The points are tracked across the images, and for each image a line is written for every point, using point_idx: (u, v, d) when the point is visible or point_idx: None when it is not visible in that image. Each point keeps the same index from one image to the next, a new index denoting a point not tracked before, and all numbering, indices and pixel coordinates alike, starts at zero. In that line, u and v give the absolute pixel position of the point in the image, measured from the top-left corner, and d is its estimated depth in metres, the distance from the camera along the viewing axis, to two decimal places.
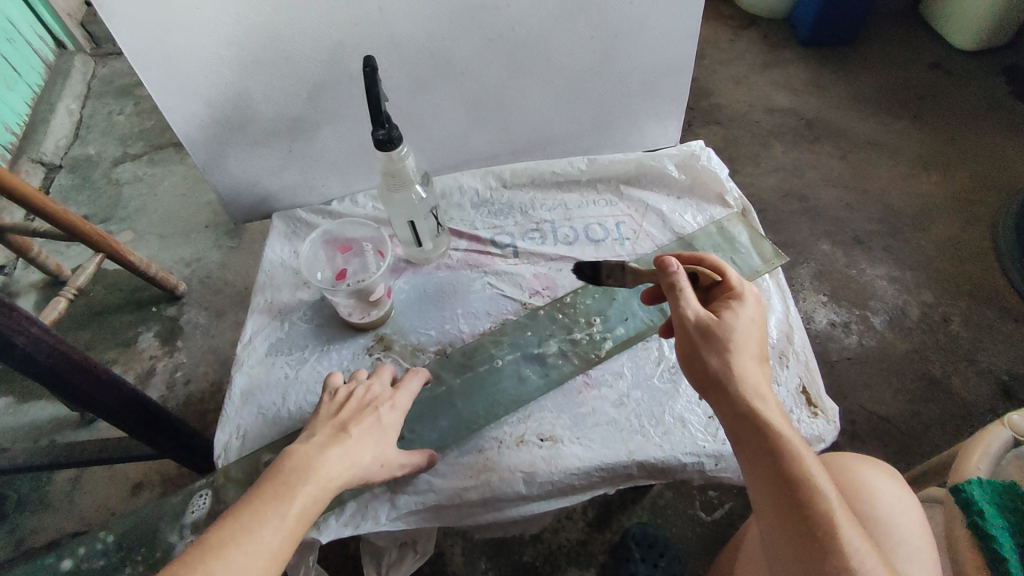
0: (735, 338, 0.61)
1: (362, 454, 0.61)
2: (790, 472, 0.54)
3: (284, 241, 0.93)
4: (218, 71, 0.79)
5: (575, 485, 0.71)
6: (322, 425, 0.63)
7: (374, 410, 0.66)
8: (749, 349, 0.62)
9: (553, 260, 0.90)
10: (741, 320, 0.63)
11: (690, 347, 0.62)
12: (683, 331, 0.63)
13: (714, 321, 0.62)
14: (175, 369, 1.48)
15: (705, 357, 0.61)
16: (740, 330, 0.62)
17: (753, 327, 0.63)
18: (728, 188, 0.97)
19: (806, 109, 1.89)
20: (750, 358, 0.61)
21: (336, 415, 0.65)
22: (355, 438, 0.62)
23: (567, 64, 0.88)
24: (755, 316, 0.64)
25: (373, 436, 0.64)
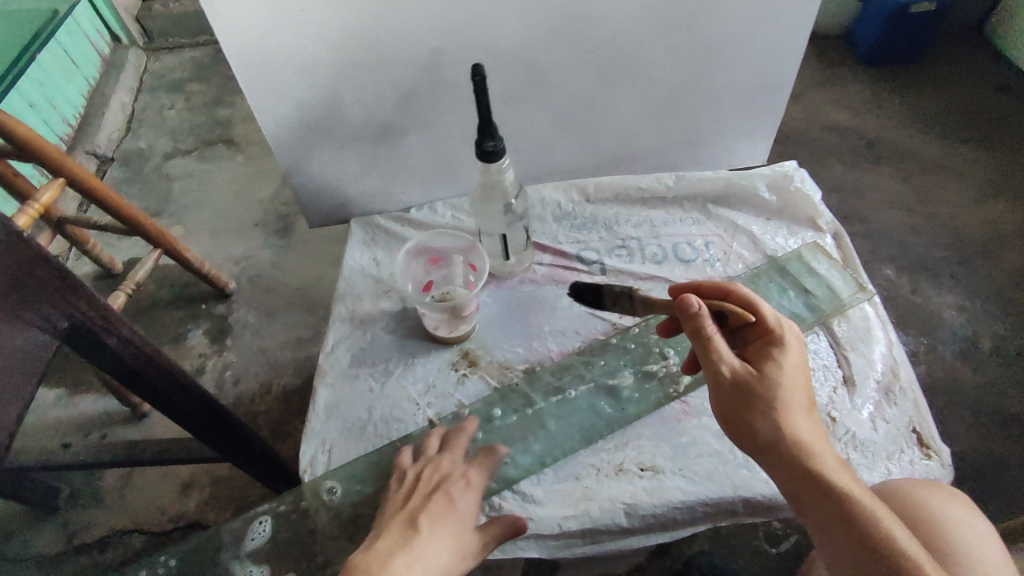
0: (781, 389, 0.58)
1: (437, 554, 0.57)
2: (866, 537, 0.52)
3: (363, 247, 0.91)
4: (314, 74, 0.77)
5: (676, 518, 0.68)
6: (391, 523, 0.60)
7: (446, 495, 0.63)
8: (796, 397, 0.58)
9: (641, 278, 0.87)
10: (782, 368, 0.59)
11: (733, 405, 0.58)
12: (721, 388, 0.59)
13: (756, 372, 0.58)
14: (225, 368, 1.47)
15: (751, 414, 0.57)
16: (785, 377, 0.58)
17: (795, 374, 0.59)
18: (823, 212, 0.93)
19: (867, 128, 1.84)
20: (799, 406, 0.58)
21: (406, 504, 0.63)
22: (425, 536, 0.59)
23: (664, 78, 0.85)
24: (794, 355, 0.61)
25: (447, 526, 0.60)
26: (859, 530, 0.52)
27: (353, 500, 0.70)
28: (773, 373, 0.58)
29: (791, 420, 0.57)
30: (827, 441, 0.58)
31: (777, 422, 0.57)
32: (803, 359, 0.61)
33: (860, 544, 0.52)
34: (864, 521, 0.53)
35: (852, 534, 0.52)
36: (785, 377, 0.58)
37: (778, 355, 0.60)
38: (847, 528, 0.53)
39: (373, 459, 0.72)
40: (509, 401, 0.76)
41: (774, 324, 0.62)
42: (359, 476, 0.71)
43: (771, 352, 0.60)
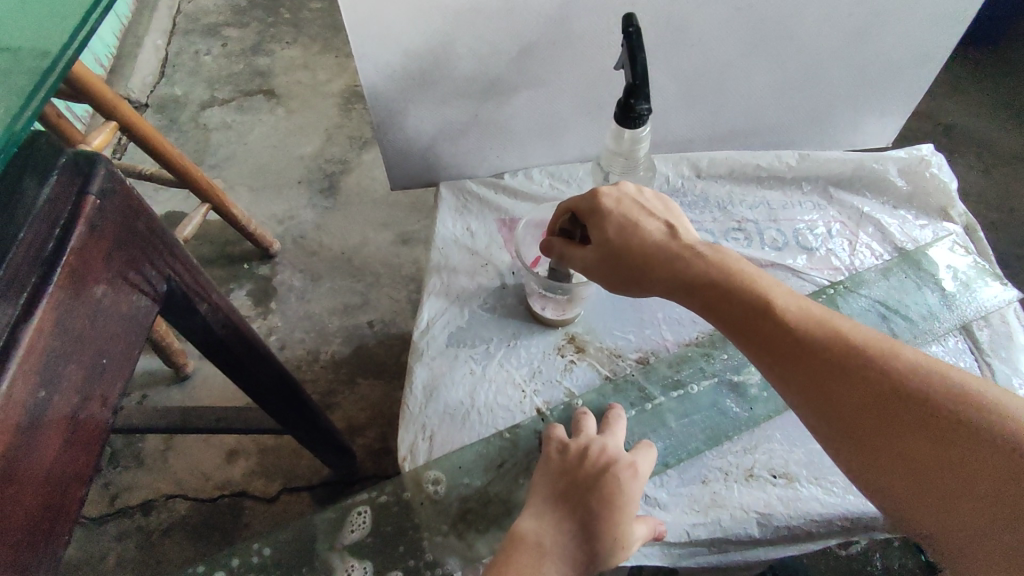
0: (629, 242, 0.59)
1: (602, 540, 0.53)
2: (788, 352, 0.51)
3: (456, 215, 0.84)
4: (430, 17, 0.68)
5: (813, 532, 0.63)
6: (552, 496, 0.56)
7: (615, 478, 0.56)
8: (648, 236, 0.59)
9: (762, 265, 0.80)
10: (609, 219, 0.60)
11: (618, 277, 0.60)
12: (596, 270, 0.61)
13: (600, 239, 0.60)
14: (270, 332, 1.41)
15: (636, 279, 0.59)
16: (624, 231, 0.59)
17: (626, 211, 0.61)
18: (956, 203, 0.85)
19: (946, 114, 1.72)
20: (657, 247, 0.59)
21: (571, 485, 0.56)
22: (590, 518, 0.54)
23: (809, 45, 0.76)
24: (614, 196, 0.61)
25: (617, 515, 0.54)
26: (782, 349, 0.52)
27: (461, 493, 0.64)
28: (614, 228, 0.60)
29: (662, 263, 0.58)
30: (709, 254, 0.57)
31: (655, 278, 0.58)
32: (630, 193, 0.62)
33: (788, 363, 0.51)
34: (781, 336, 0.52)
35: (781, 359, 0.52)
36: (621, 232, 0.59)
37: (602, 208, 0.61)
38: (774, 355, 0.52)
39: (482, 449, 0.66)
40: (625, 393, 0.70)
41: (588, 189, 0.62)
42: (468, 467, 0.65)
43: (598, 213, 0.61)
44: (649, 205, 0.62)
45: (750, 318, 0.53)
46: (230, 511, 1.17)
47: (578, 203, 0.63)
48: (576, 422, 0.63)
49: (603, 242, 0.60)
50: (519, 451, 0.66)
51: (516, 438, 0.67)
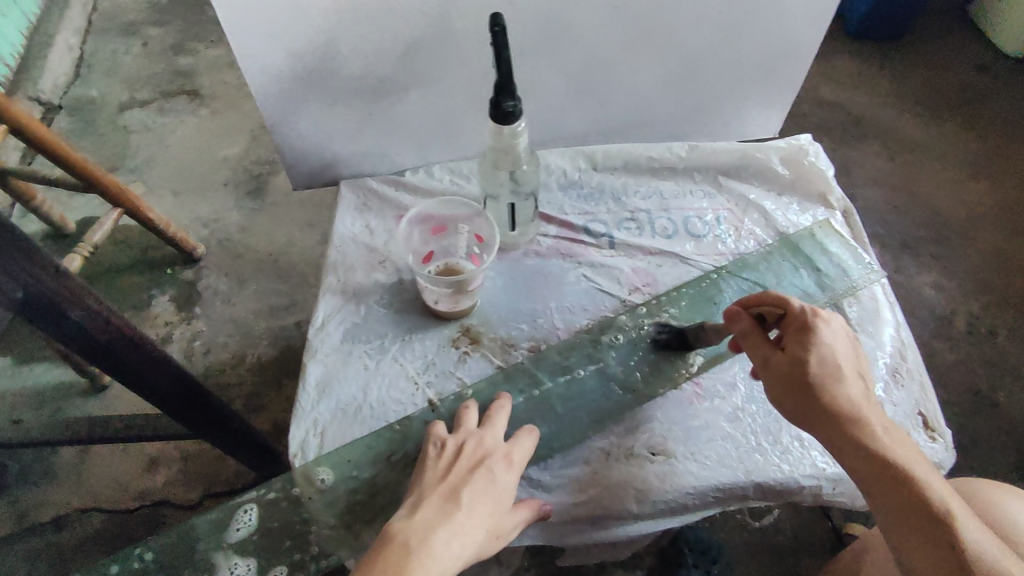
0: (824, 374, 0.56)
1: (473, 532, 0.55)
2: (942, 530, 0.50)
3: (354, 212, 0.85)
4: (309, 18, 0.69)
5: (688, 505, 0.66)
6: (431, 491, 0.57)
7: (488, 472, 0.59)
8: (847, 377, 0.56)
9: (652, 254, 0.83)
10: (824, 342, 0.58)
11: (788, 393, 0.57)
12: (772, 372, 0.58)
13: (800, 356, 0.57)
14: (194, 337, 1.38)
15: (809, 405, 0.56)
16: (828, 362, 0.57)
17: (840, 346, 0.58)
18: (834, 188, 0.90)
19: (856, 105, 1.81)
20: (848, 388, 0.56)
21: (445, 477, 0.59)
22: (465, 511, 0.55)
23: (687, 41, 0.80)
24: (833, 329, 0.59)
25: (486, 502, 0.57)
26: (934, 521, 0.50)
27: (350, 487, 0.65)
28: (820, 357, 0.57)
29: (846, 402, 0.55)
30: (889, 422, 0.56)
31: (834, 409, 0.55)
32: (846, 337, 0.59)
33: (934, 536, 0.50)
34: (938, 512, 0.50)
35: (928, 529, 0.50)
36: (823, 362, 0.57)
37: (816, 332, 0.58)
38: (919, 521, 0.50)
39: (372, 442, 0.68)
40: (515, 380, 0.72)
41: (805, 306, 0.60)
42: (357, 460, 0.67)
43: (811, 334, 0.58)
44: (860, 357, 0.60)
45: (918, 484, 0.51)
46: (150, 521, 1.14)
47: (790, 316, 0.60)
48: (459, 419, 0.66)
49: (799, 358, 0.57)
50: (410, 442, 0.68)
51: (405, 430, 0.69)
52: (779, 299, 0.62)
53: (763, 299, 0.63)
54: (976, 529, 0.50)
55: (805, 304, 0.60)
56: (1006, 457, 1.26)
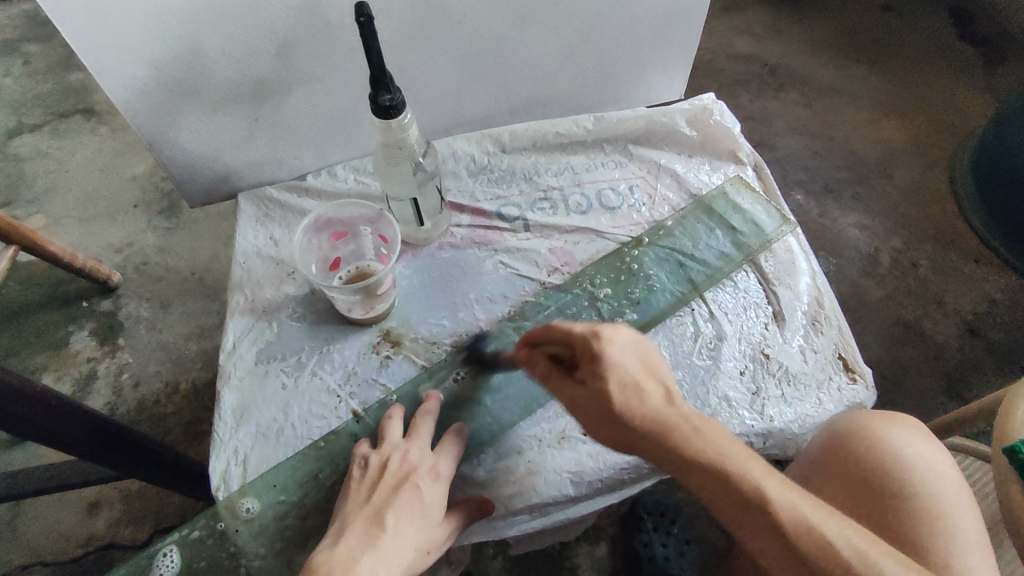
0: (623, 395, 0.54)
1: (399, 555, 0.52)
2: (766, 518, 0.48)
3: (257, 226, 0.82)
4: (167, 23, 0.64)
5: (624, 480, 0.66)
6: (354, 519, 0.55)
7: (414, 488, 0.57)
8: (645, 386, 0.55)
9: (568, 232, 0.82)
10: (613, 365, 0.55)
11: (601, 426, 0.56)
12: (582, 414, 0.57)
13: (598, 390, 0.55)
14: (121, 371, 1.29)
15: (618, 427, 0.55)
16: (619, 382, 0.55)
17: (634, 362, 0.56)
18: (742, 144, 0.91)
19: (771, 56, 1.83)
20: (649, 404, 0.54)
21: (370, 499, 0.56)
22: (389, 534, 0.53)
23: (575, 11, 0.78)
24: (618, 349, 0.57)
25: (413, 521, 0.55)
26: (757, 511, 0.49)
27: (278, 513, 0.63)
28: (616, 383, 0.55)
29: (652, 415, 0.54)
30: (700, 419, 0.53)
31: (642, 426, 0.54)
32: (634, 346, 0.57)
33: (763, 526, 0.48)
34: (758, 499, 0.49)
35: (760, 521, 0.49)
36: (620, 384, 0.55)
37: (603, 356, 0.56)
38: (752, 519, 0.49)
39: (296, 463, 0.65)
40: (440, 378, 0.70)
41: (588, 330, 0.57)
42: (283, 484, 0.64)
43: (596, 361, 0.56)
44: (652, 362, 0.57)
45: (739, 483, 0.50)
46: (98, 567, 1.09)
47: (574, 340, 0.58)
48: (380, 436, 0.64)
49: (600, 391, 0.55)
50: (336, 458, 0.66)
51: (331, 446, 0.66)
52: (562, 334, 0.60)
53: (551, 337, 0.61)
54: (800, 503, 0.49)
55: (583, 329, 0.58)
56: (937, 382, 1.33)
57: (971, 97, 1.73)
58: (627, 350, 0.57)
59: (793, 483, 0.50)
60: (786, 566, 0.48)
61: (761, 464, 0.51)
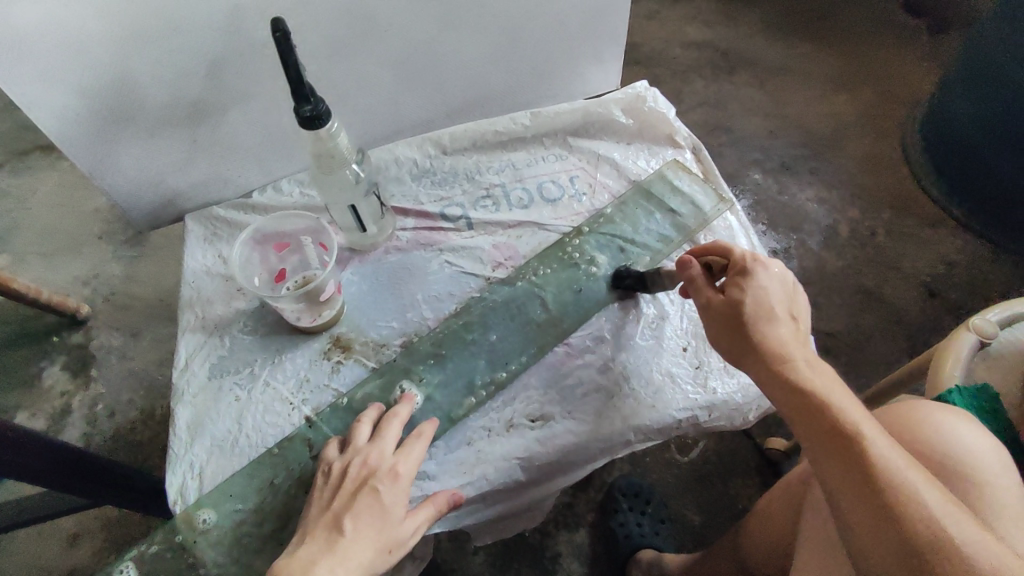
0: (752, 319, 0.56)
1: (359, 556, 0.53)
2: (854, 450, 0.47)
3: (204, 244, 0.83)
4: (88, 51, 0.64)
5: (575, 462, 0.69)
6: (315, 529, 0.55)
7: (372, 491, 0.57)
8: (779, 319, 0.55)
9: (510, 227, 0.84)
10: (760, 284, 0.56)
11: (723, 333, 0.57)
12: (711, 318, 0.58)
13: (730, 302, 0.57)
14: (95, 402, 1.30)
15: (740, 344, 0.56)
16: (761, 302, 0.56)
17: (781, 290, 0.57)
18: (678, 128, 0.93)
19: (721, 41, 1.86)
20: (783, 329, 0.55)
21: (330, 506, 0.57)
22: (348, 538, 0.54)
23: (499, 12, 0.80)
24: (769, 276, 0.57)
25: (372, 525, 0.55)
26: (846, 441, 0.48)
27: (235, 521, 0.64)
28: (753, 302, 0.56)
29: (774, 342, 0.54)
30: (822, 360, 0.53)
31: (761, 348, 0.54)
32: (785, 282, 0.57)
33: (851, 457, 0.47)
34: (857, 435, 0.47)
35: (839, 442, 0.48)
36: (753, 310, 0.56)
37: (752, 275, 0.57)
38: (835, 438, 0.48)
39: (251, 471, 0.67)
40: (390, 380, 0.72)
41: (749, 253, 0.59)
42: (240, 493, 0.66)
43: (746, 277, 0.57)
44: (801, 302, 0.58)
45: (835, 408, 0.49)
46: None
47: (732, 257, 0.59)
48: (348, 439, 0.64)
49: (734, 301, 0.56)
50: (290, 462, 0.67)
51: (285, 452, 0.68)
52: (725, 248, 0.61)
53: (712, 249, 0.62)
54: (895, 453, 0.47)
55: (747, 252, 0.59)
56: (900, 345, 1.36)
57: (918, 67, 1.77)
58: (782, 281, 0.58)
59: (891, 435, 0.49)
60: (863, 503, 0.46)
61: (865, 408, 0.50)
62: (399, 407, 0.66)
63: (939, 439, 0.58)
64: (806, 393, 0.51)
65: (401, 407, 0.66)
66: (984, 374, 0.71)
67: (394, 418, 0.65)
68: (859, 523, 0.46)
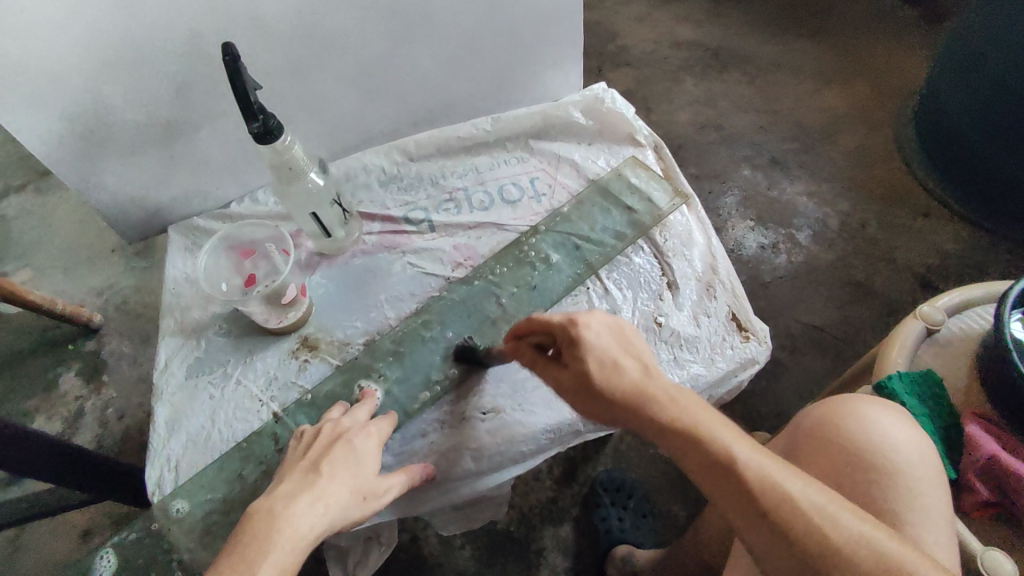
0: (604, 373, 0.57)
1: (336, 495, 0.56)
2: (732, 485, 0.48)
3: (185, 254, 0.89)
4: (66, 80, 0.69)
5: (525, 451, 0.72)
6: (293, 469, 0.58)
7: (347, 444, 0.61)
8: (625, 366, 0.57)
9: (470, 228, 0.88)
10: (592, 342, 0.58)
11: (583, 397, 0.58)
12: (568, 390, 0.59)
13: (579, 366, 0.58)
14: (106, 406, 1.37)
15: (600, 402, 0.57)
16: (601, 359, 0.57)
17: (611, 338, 0.58)
18: (638, 127, 0.95)
19: (711, 39, 1.82)
20: (628, 375, 0.56)
21: (307, 454, 0.60)
22: (326, 478, 0.56)
23: (453, 24, 0.84)
24: (593, 331, 0.58)
25: (347, 469, 0.59)
26: (727, 479, 0.49)
27: (205, 510, 0.69)
28: (594, 360, 0.57)
29: (631, 390, 0.55)
30: (676, 389, 0.54)
31: (621, 401, 0.55)
32: (612, 327, 0.59)
33: (732, 494, 0.48)
34: (727, 469, 0.49)
35: (724, 482, 0.49)
36: (600, 363, 0.57)
37: (583, 335, 0.58)
38: (715, 479, 0.49)
39: (220, 464, 0.71)
40: (351, 376, 0.76)
41: (565, 316, 0.60)
42: (209, 484, 0.70)
43: (577, 342, 0.58)
44: (631, 340, 0.59)
45: (703, 446, 0.50)
46: None
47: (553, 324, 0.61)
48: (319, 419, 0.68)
49: (580, 368, 0.57)
50: (255, 454, 0.72)
51: (252, 445, 0.72)
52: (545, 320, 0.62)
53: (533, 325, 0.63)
54: (766, 468, 0.48)
55: (563, 315, 0.60)
56: None
57: (911, 58, 1.74)
58: (608, 328, 0.59)
59: (764, 450, 0.50)
60: (758, 532, 0.47)
61: (733, 430, 0.51)
62: (370, 405, 0.69)
63: (860, 428, 0.60)
64: (674, 434, 0.52)
65: (367, 401, 0.70)
66: (931, 360, 0.73)
67: (364, 406, 0.69)
68: (760, 548, 0.47)
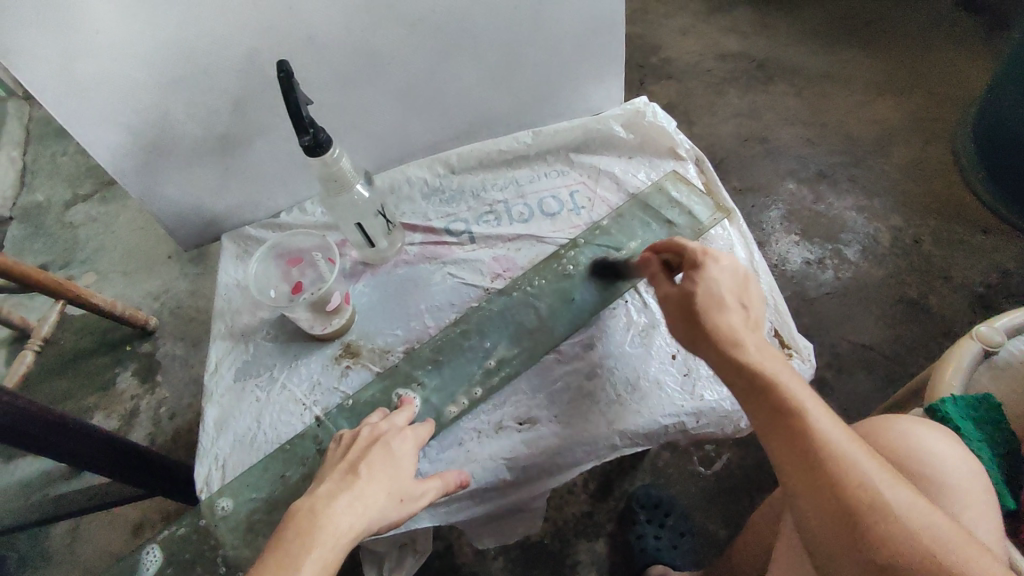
0: (706, 305, 0.59)
1: (373, 496, 0.57)
2: (796, 429, 0.49)
3: (236, 261, 0.93)
4: (134, 96, 0.74)
5: (560, 464, 0.72)
6: (331, 471, 0.60)
7: (383, 447, 0.62)
8: (731, 307, 0.59)
9: (510, 240, 0.89)
10: (706, 280, 0.60)
11: (679, 325, 0.60)
12: (668, 314, 0.62)
13: (685, 295, 0.60)
14: (159, 406, 1.43)
15: (697, 332, 0.59)
16: (709, 293, 0.59)
17: (727, 284, 0.60)
18: (681, 140, 0.95)
19: (757, 50, 1.79)
20: (728, 316, 0.58)
21: (344, 457, 0.62)
22: (363, 479, 0.58)
23: (495, 39, 0.85)
24: (718, 269, 0.61)
25: (384, 471, 0.60)
26: (792, 420, 0.50)
27: (249, 508, 0.71)
28: (700, 293, 0.59)
29: (725, 327, 0.57)
30: (768, 345, 0.56)
31: (713, 333, 0.57)
32: (736, 274, 0.61)
33: (793, 432, 0.49)
34: (794, 410, 0.50)
35: (786, 422, 0.50)
36: (708, 296, 0.59)
37: (705, 270, 0.60)
38: (778, 417, 0.51)
39: (265, 464, 0.74)
40: (388, 382, 0.77)
41: (699, 248, 0.63)
42: (254, 483, 0.73)
43: (696, 272, 0.61)
44: (748, 293, 0.61)
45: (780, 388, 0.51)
46: None
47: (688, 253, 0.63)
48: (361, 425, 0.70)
49: (686, 294, 0.60)
50: (297, 455, 0.74)
51: (295, 447, 0.75)
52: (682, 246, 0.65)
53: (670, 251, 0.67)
54: (833, 424, 0.49)
55: (697, 247, 0.63)
56: None
57: (971, 69, 1.68)
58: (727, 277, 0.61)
59: (839, 417, 0.50)
60: (807, 480, 0.48)
61: (813, 388, 0.52)
62: (406, 410, 0.70)
63: (909, 448, 0.58)
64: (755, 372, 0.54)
65: (405, 409, 0.70)
66: (988, 385, 0.70)
67: (400, 411, 0.69)
68: (801, 494, 0.48)
